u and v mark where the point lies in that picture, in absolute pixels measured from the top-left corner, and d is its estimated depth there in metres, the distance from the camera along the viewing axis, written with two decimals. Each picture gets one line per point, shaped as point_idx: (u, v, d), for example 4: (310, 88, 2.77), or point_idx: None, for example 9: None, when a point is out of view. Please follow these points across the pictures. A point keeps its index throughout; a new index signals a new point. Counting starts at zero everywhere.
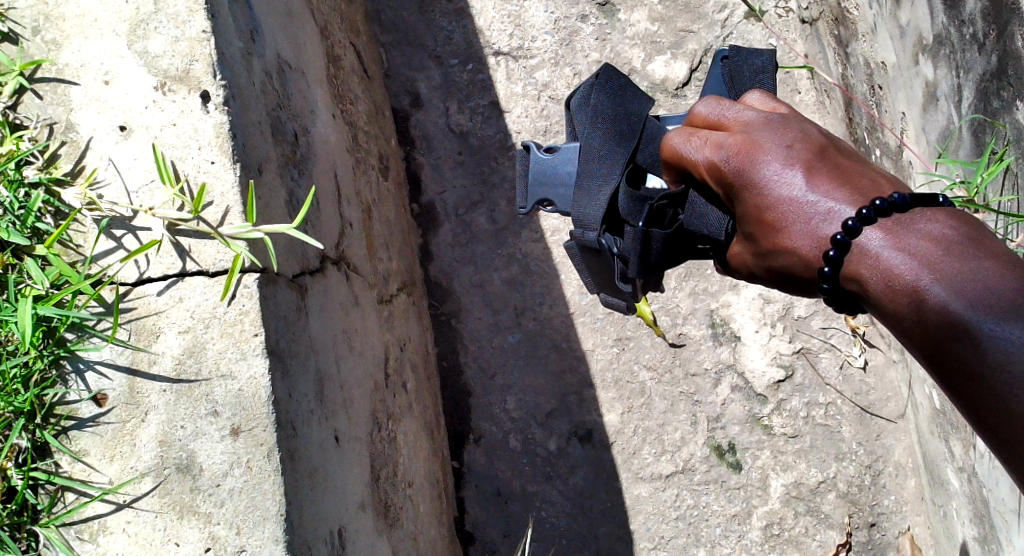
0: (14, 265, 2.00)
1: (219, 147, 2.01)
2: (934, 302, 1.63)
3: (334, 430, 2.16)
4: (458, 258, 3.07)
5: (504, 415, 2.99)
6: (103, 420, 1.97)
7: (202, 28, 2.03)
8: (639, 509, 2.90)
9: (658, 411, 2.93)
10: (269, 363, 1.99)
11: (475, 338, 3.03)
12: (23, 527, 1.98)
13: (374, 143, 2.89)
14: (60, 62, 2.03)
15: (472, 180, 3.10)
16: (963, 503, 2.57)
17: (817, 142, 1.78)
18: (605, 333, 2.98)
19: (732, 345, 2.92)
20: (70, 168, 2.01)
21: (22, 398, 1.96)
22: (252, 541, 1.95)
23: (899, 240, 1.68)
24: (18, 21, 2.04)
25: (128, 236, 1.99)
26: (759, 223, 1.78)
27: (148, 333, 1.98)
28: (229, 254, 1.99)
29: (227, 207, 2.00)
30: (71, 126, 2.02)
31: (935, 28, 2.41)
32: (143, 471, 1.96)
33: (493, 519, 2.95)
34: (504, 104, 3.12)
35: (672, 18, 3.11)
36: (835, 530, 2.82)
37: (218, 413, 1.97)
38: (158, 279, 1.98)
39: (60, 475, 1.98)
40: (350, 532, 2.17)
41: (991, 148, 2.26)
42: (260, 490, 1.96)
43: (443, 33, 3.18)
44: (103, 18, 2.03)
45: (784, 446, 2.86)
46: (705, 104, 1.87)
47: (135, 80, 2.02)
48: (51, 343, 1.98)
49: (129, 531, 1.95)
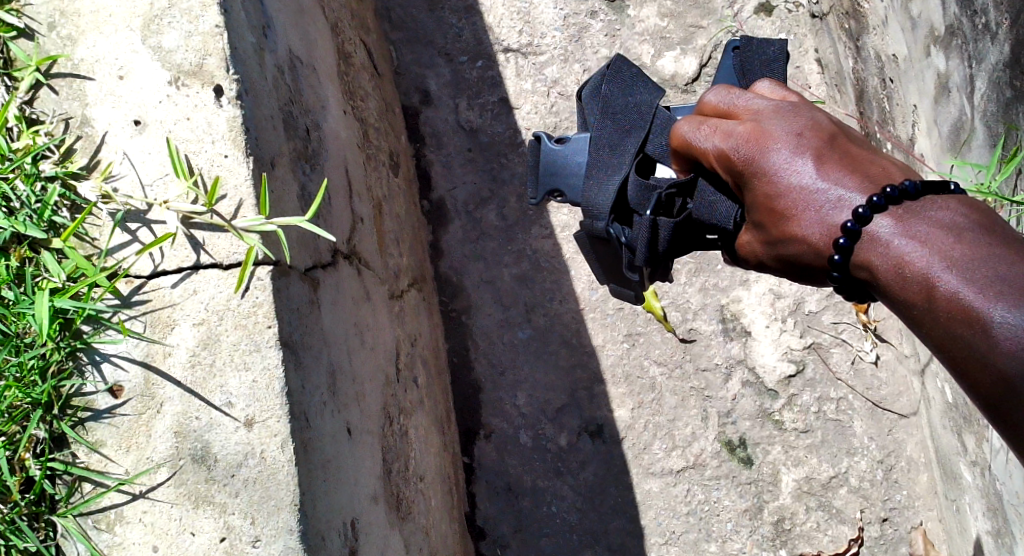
0: (32, 259, 2.02)
1: (232, 141, 2.02)
2: (944, 288, 1.64)
3: (346, 422, 2.17)
4: (469, 255, 3.08)
5: (514, 411, 3.00)
6: (119, 412, 1.99)
7: (215, 23, 2.05)
8: (649, 504, 2.90)
9: (669, 407, 2.93)
10: (283, 355, 1.99)
11: (486, 334, 3.04)
12: (41, 517, 1.99)
13: (384, 139, 2.90)
14: (75, 57, 2.04)
15: (482, 177, 3.11)
16: (976, 496, 2.58)
17: (828, 130, 1.79)
18: (616, 329, 2.98)
19: (743, 340, 2.92)
20: (86, 161, 2.02)
21: (39, 390, 1.97)
22: (267, 531, 1.96)
23: (909, 227, 1.69)
24: (34, 17, 2.06)
25: (143, 229, 2.00)
26: (768, 211, 1.79)
27: (163, 324, 1.99)
28: (243, 247, 2.00)
29: (241, 200, 2.01)
30: (86, 121, 2.03)
31: (947, 19, 2.42)
32: (159, 462, 1.97)
33: (505, 514, 2.96)
34: (514, 101, 3.13)
35: (681, 14, 3.12)
36: (846, 525, 2.82)
37: (232, 404, 1.98)
38: (172, 272, 1.99)
39: (77, 466, 1.99)
40: (363, 524, 2.18)
41: (1001, 150, 2.28)
42: (274, 480, 1.97)
43: (453, 30, 3.19)
44: (117, 14, 2.04)
45: (795, 441, 2.87)
46: (715, 92, 1.89)
47: (149, 75, 2.03)
48: (68, 335, 1.99)
49: (146, 521, 1.97)
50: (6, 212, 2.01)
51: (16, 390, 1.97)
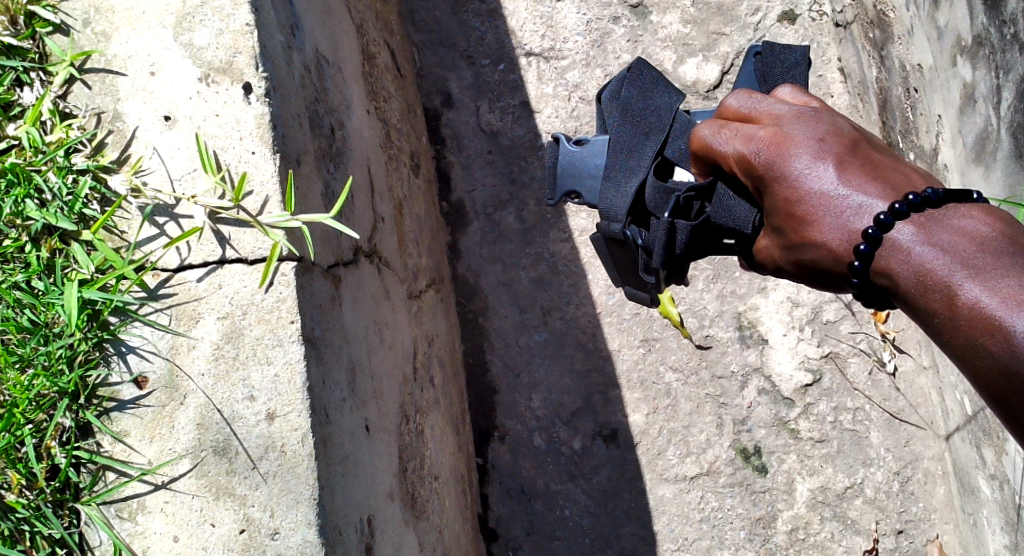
0: (62, 250, 2.04)
1: (260, 138, 2.04)
2: (966, 297, 1.64)
3: (365, 419, 2.18)
4: (487, 257, 3.09)
5: (529, 413, 3.01)
6: (143, 402, 2.01)
7: (245, 21, 2.07)
8: (663, 510, 2.91)
9: (684, 413, 2.94)
10: (305, 350, 2.01)
11: (502, 335, 3.05)
12: (65, 505, 2.02)
13: (406, 140, 2.91)
14: (108, 53, 2.06)
15: (501, 179, 3.12)
16: (994, 510, 2.59)
17: (849, 136, 1.80)
18: (632, 333, 2.99)
19: (759, 348, 2.93)
20: (116, 155, 2.04)
21: (67, 379, 1.99)
22: (286, 524, 1.97)
23: (931, 235, 1.69)
24: (70, 13, 2.08)
25: (170, 223, 2.02)
26: (788, 217, 1.80)
27: (188, 317, 2.01)
28: (268, 243, 2.02)
29: (267, 197, 2.02)
30: (118, 115, 2.05)
31: (975, 29, 2.44)
32: (181, 453, 1.99)
33: (518, 517, 2.97)
34: (535, 104, 3.14)
35: (704, 20, 3.13)
36: (862, 536, 2.83)
37: (254, 398, 2.00)
38: (198, 266, 2.01)
39: (102, 455, 2.01)
40: (380, 520, 2.19)
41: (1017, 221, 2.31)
42: (294, 474, 1.98)
43: (476, 33, 3.21)
44: (150, 11, 2.06)
45: (811, 450, 2.88)
46: (736, 97, 1.90)
47: (181, 71, 2.05)
48: (95, 326, 2.01)
49: (167, 511, 1.98)
50: (38, 203, 2.04)
51: (44, 379, 1.99)
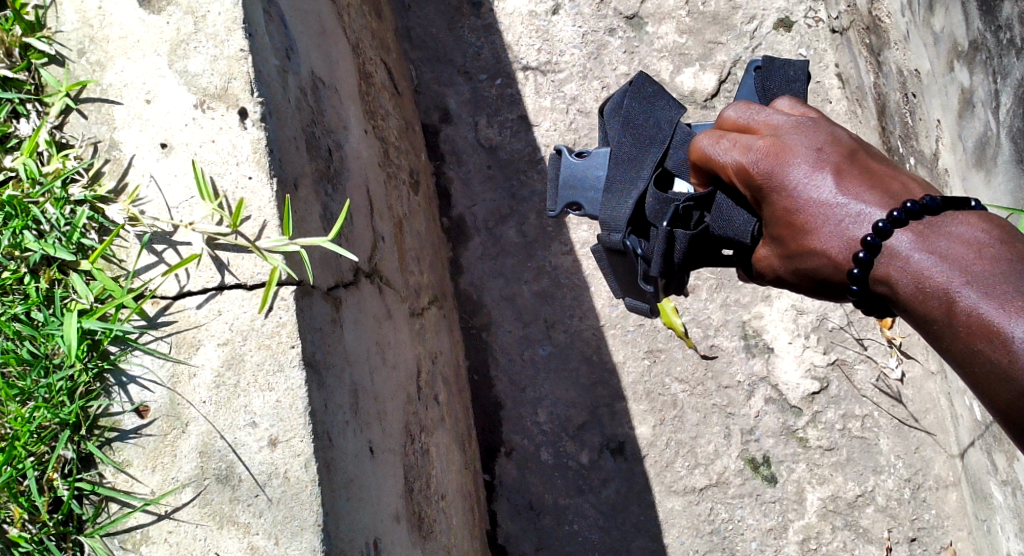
0: (60, 281, 2.04)
1: (257, 162, 2.03)
2: (965, 304, 1.63)
3: (368, 441, 2.17)
4: (489, 271, 3.08)
5: (536, 428, 2.99)
6: (145, 432, 2.00)
7: (240, 46, 2.06)
8: (673, 523, 2.89)
9: (691, 424, 2.92)
10: (306, 375, 2.00)
11: (506, 351, 3.04)
12: (68, 537, 2.01)
13: (404, 158, 2.90)
14: (104, 82, 2.06)
15: (501, 194, 3.11)
16: (1007, 517, 2.58)
17: (847, 145, 1.78)
18: (637, 344, 2.98)
19: (765, 357, 2.92)
20: (113, 185, 2.03)
21: (67, 410, 1.99)
22: (291, 551, 1.96)
23: (929, 242, 1.68)
24: (64, 44, 2.09)
25: (168, 250, 2.02)
26: (788, 226, 1.79)
27: (188, 345, 2.00)
28: (267, 268, 2.01)
29: (265, 221, 2.01)
30: (114, 145, 2.05)
31: (971, 35, 2.44)
32: (184, 482, 1.98)
33: (526, 533, 2.95)
34: (533, 118, 3.13)
35: (700, 30, 3.12)
36: (874, 545, 2.81)
37: (256, 424, 1.99)
38: (197, 292, 2.01)
39: (104, 485, 2.01)
40: (386, 542, 2.17)
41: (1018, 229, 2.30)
42: (298, 500, 1.97)
43: (472, 49, 3.20)
44: (144, 39, 2.06)
45: (820, 459, 2.86)
46: (734, 107, 1.88)
47: (176, 98, 2.04)
48: (95, 356, 2.01)
49: (171, 541, 1.98)
50: (36, 234, 2.04)
51: (45, 411, 1.99)
